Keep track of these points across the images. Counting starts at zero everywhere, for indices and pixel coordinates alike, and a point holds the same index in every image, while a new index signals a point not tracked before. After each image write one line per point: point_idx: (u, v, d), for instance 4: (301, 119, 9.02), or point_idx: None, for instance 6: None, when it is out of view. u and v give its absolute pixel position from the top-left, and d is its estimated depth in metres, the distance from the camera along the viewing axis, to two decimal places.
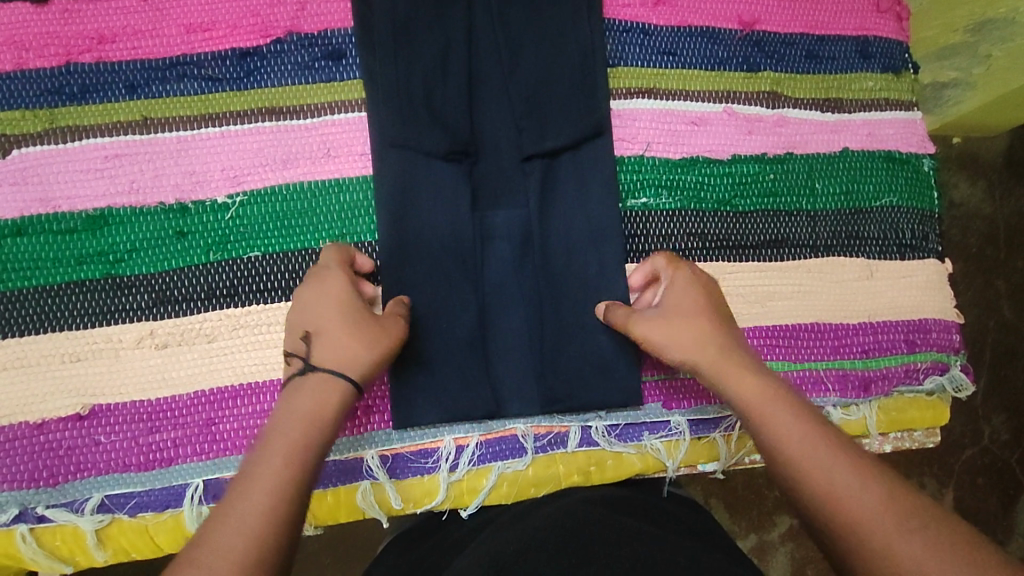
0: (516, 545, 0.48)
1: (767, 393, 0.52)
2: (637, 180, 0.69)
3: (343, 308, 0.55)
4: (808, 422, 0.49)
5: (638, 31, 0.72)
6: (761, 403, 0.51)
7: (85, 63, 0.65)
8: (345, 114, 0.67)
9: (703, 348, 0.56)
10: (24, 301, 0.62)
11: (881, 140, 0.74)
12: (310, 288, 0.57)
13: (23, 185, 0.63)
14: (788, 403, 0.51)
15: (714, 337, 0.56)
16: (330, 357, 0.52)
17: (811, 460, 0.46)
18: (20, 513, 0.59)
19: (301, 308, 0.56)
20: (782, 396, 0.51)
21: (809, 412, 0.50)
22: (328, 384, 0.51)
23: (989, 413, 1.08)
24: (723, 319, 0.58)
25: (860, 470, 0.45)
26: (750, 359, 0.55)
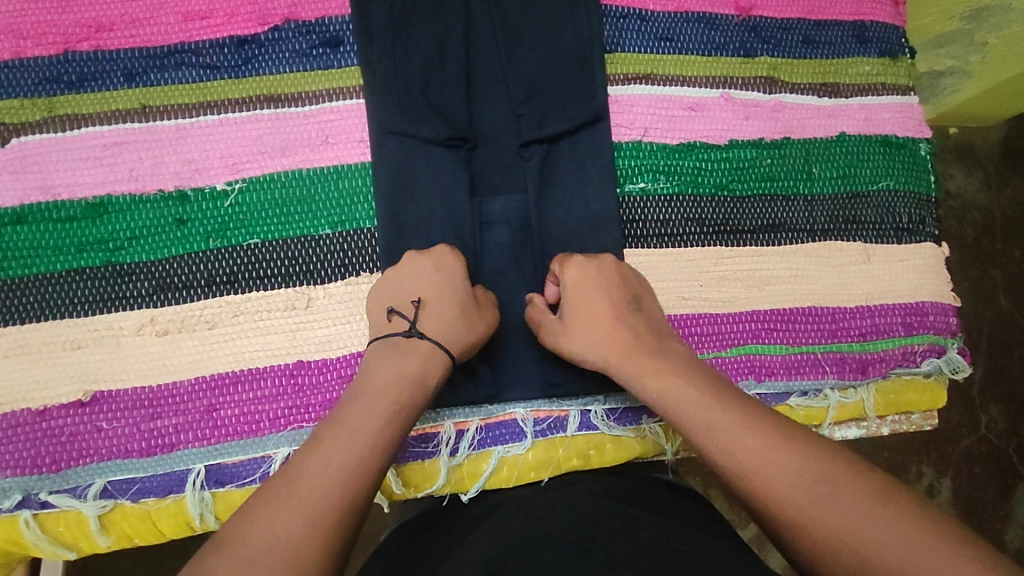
0: (521, 534, 0.48)
1: (673, 387, 0.54)
2: (635, 166, 0.69)
3: (453, 290, 0.59)
4: (711, 405, 0.51)
5: (636, 17, 0.72)
6: (695, 401, 0.52)
7: (83, 51, 0.65)
8: (343, 101, 0.67)
9: (608, 351, 0.58)
10: (24, 288, 0.62)
11: (878, 125, 0.75)
12: (417, 264, 0.60)
13: (23, 173, 0.63)
14: (689, 389, 0.53)
15: (614, 334, 0.58)
16: (438, 333, 0.57)
17: (718, 443, 0.49)
18: (24, 499, 0.59)
19: (404, 280, 0.60)
20: (686, 386, 0.53)
21: (705, 388, 0.53)
22: (434, 355, 0.55)
23: (986, 401, 1.08)
24: (622, 307, 0.60)
25: (763, 440, 0.48)
26: (648, 344, 0.58)
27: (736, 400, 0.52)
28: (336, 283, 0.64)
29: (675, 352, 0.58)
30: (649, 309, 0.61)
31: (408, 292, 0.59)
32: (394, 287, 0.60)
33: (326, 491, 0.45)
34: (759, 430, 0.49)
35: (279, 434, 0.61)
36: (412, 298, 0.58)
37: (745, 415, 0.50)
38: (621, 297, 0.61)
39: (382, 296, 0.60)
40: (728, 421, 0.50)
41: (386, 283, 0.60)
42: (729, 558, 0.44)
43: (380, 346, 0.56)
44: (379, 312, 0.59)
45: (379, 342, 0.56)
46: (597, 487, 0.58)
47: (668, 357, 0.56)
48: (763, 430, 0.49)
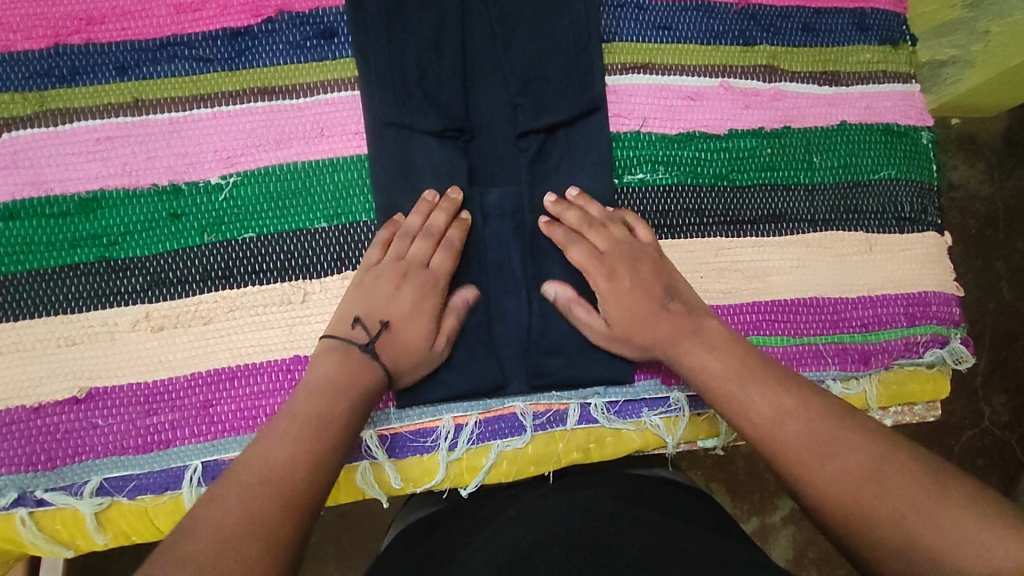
0: (525, 537, 0.47)
1: (717, 371, 0.57)
2: (634, 156, 0.69)
3: (417, 327, 0.60)
4: (747, 384, 0.56)
5: (633, 6, 0.71)
6: (720, 374, 0.57)
7: (74, 44, 0.64)
8: (338, 93, 0.66)
9: (647, 337, 0.61)
10: (18, 284, 0.61)
11: (879, 114, 0.74)
12: (401, 272, 0.61)
13: (14, 168, 0.63)
14: (729, 369, 0.57)
15: (656, 321, 0.61)
16: (392, 361, 0.59)
17: (742, 411, 0.55)
18: (19, 498, 0.59)
19: (379, 291, 0.60)
20: (726, 367, 0.57)
21: (740, 365, 0.57)
22: (379, 383, 0.57)
23: (989, 394, 1.07)
24: (653, 293, 0.62)
25: (789, 409, 0.53)
26: (686, 327, 0.60)
27: (767, 374, 0.56)
28: (332, 277, 0.64)
29: (709, 327, 0.60)
30: (677, 279, 0.64)
31: (378, 302, 0.60)
32: (369, 292, 0.60)
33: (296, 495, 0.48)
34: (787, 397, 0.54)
35: None
36: (381, 314, 0.60)
37: (777, 389, 0.55)
38: (647, 282, 0.62)
39: (355, 298, 0.60)
40: (761, 398, 0.55)
41: (364, 287, 0.61)
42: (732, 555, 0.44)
43: (336, 343, 0.57)
44: (344, 311, 0.60)
45: (335, 344, 0.57)
46: (599, 487, 0.57)
47: (704, 338, 0.59)
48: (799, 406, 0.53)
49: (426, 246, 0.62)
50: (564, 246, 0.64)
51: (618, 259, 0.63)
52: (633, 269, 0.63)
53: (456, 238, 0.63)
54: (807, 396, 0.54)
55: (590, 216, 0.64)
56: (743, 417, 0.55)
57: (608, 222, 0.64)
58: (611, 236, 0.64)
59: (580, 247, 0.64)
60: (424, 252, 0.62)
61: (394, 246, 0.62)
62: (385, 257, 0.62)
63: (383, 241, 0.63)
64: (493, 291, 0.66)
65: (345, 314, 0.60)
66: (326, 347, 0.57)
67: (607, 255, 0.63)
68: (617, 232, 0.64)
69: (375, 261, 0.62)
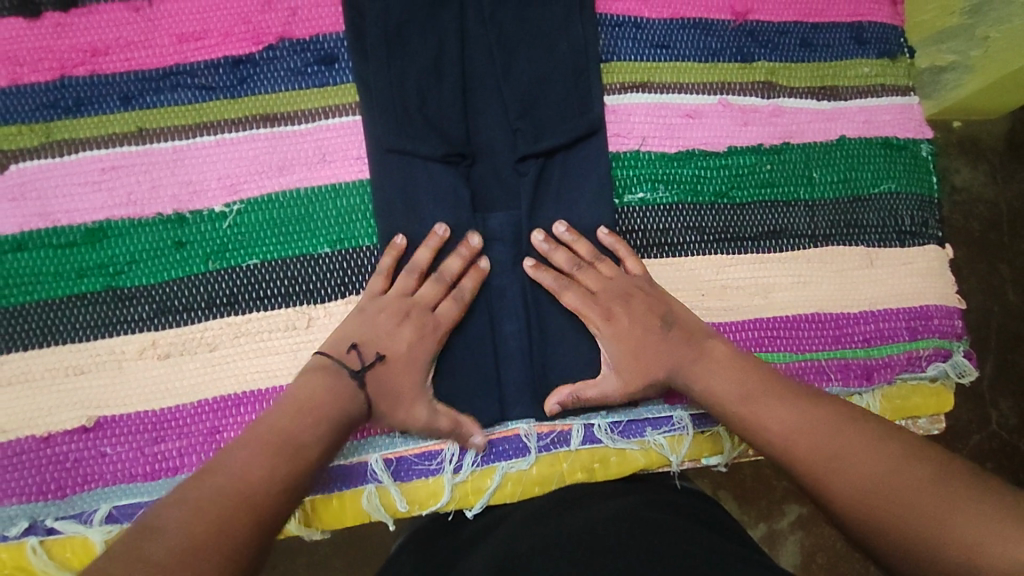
0: (532, 558, 0.48)
1: (728, 389, 0.58)
2: (633, 175, 0.69)
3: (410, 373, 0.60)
4: (756, 399, 0.56)
5: (630, 25, 0.71)
6: (736, 393, 0.58)
7: (79, 76, 0.65)
8: (339, 118, 0.67)
9: (649, 359, 0.62)
10: (27, 315, 0.62)
11: (878, 127, 0.74)
12: (403, 309, 0.61)
13: (22, 201, 0.63)
14: (734, 387, 0.58)
15: (658, 349, 0.62)
16: (379, 392, 0.58)
17: (759, 422, 0.55)
18: (30, 526, 0.60)
19: (379, 324, 0.61)
20: (734, 388, 0.58)
21: (749, 379, 0.58)
22: (360, 413, 0.57)
23: (996, 398, 1.07)
24: (652, 321, 0.62)
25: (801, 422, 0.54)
26: (689, 349, 0.61)
27: (777, 389, 0.57)
28: (337, 302, 0.64)
29: (714, 349, 0.61)
30: (676, 303, 0.64)
31: (376, 335, 0.60)
32: (370, 321, 0.61)
33: (276, 503, 0.49)
34: (785, 403, 0.56)
35: None
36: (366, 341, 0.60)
37: (787, 404, 0.55)
38: (646, 313, 0.63)
39: (355, 322, 0.61)
40: (773, 411, 0.55)
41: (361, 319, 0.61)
42: (731, 563, 0.44)
43: (325, 363, 0.58)
44: (341, 333, 0.60)
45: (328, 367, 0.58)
46: (603, 502, 0.58)
47: (711, 360, 0.60)
48: (810, 415, 0.54)
49: (434, 291, 0.63)
50: (560, 294, 0.64)
51: (612, 297, 0.63)
52: (628, 305, 0.63)
53: (468, 288, 0.64)
54: (814, 409, 0.55)
55: (579, 258, 0.65)
56: (758, 432, 0.55)
57: (596, 261, 0.65)
58: (602, 277, 0.64)
59: (574, 292, 0.64)
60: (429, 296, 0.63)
61: (403, 283, 0.63)
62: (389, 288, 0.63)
63: (389, 269, 0.63)
64: (497, 312, 0.66)
65: (340, 338, 0.60)
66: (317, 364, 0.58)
67: (600, 296, 0.64)
68: (607, 271, 0.65)
69: (381, 293, 0.62)
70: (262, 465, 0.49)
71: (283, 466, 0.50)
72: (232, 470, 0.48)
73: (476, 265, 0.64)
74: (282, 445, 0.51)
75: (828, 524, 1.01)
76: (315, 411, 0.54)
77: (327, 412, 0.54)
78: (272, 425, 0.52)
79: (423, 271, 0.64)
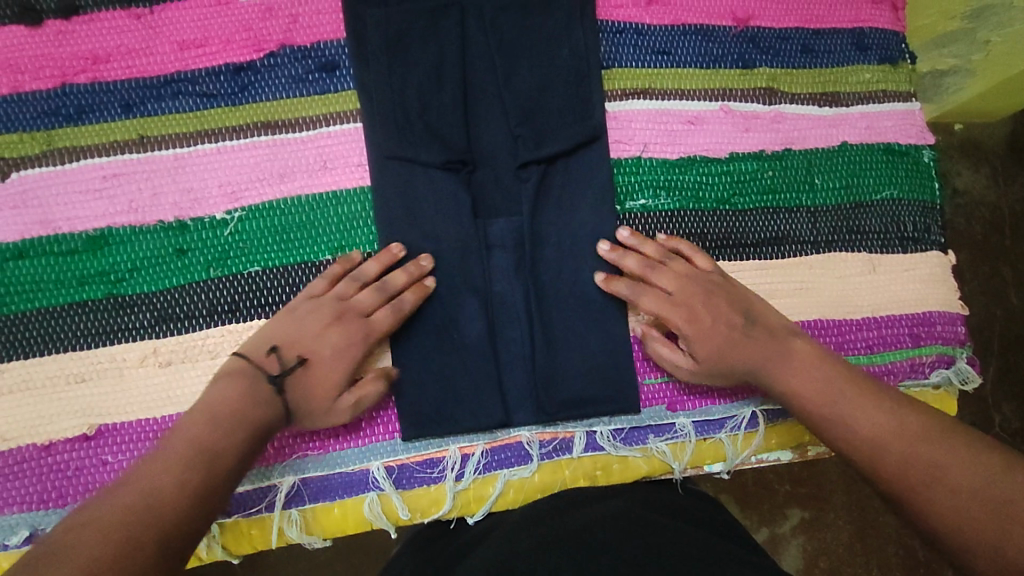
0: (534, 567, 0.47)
1: (812, 390, 0.57)
2: (635, 182, 0.69)
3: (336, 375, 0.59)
4: (845, 399, 0.56)
5: (632, 31, 0.71)
6: (822, 396, 0.57)
7: (80, 83, 0.65)
8: (340, 125, 0.67)
9: (733, 355, 0.61)
10: (28, 323, 0.62)
11: (880, 134, 0.74)
12: (337, 313, 0.60)
13: (23, 208, 0.63)
14: (821, 388, 0.57)
15: (742, 350, 0.61)
16: (300, 397, 0.58)
17: (848, 420, 0.55)
18: (31, 535, 0.60)
19: (309, 327, 0.59)
20: (819, 390, 0.57)
21: (834, 380, 0.57)
22: (280, 418, 0.56)
23: (998, 401, 1.07)
24: (732, 319, 0.62)
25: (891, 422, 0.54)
26: (772, 351, 0.60)
27: (862, 388, 0.56)
28: None
29: (796, 349, 0.60)
30: (753, 300, 0.64)
31: (302, 337, 0.59)
32: (299, 324, 0.59)
33: None
34: (872, 406, 0.55)
35: (283, 463, 0.62)
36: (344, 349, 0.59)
37: (874, 404, 0.55)
38: (726, 311, 0.62)
39: (282, 323, 0.60)
40: (858, 414, 0.55)
41: (284, 322, 0.60)
42: (725, 563, 0.44)
43: (243, 367, 0.57)
44: (265, 336, 0.59)
45: (246, 372, 0.57)
46: (600, 502, 0.58)
47: (794, 362, 0.59)
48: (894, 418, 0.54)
49: (372, 298, 0.61)
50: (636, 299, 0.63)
51: (691, 296, 0.63)
52: (709, 304, 0.62)
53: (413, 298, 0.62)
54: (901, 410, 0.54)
55: (649, 260, 0.64)
56: (841, 433, 0.55)
57: (668, 261, 0.64)
58: (677, 276, 0.63)
59: (652, 294, 0.63)
60: (369, 304, 0.61)
61: (342, 286, 0.61)
62: (328, 291, 0.62)
63: (335, 276, 0.62)
64: (499, 319, 0.66)
65: (263, 341, 0.59)
66: (233, 370, 0.57)
67: (677, 295, 0.63)
68: (680, 268, 0.64)
69: (320, 294, 0.61)
70: (176, 472, 0.47)
71: (200, 474, 0.48)
72: (147, 477, 0.47)
73: (421, 282, 0.63)
74: (198, 452, 0.49)
75: (830, 528, 1.01)
76: (232, 417, 0.53)
77: (244, 417, 0.53)
78: (187, 434, 0.51)
79: (369, 280, 0.62)
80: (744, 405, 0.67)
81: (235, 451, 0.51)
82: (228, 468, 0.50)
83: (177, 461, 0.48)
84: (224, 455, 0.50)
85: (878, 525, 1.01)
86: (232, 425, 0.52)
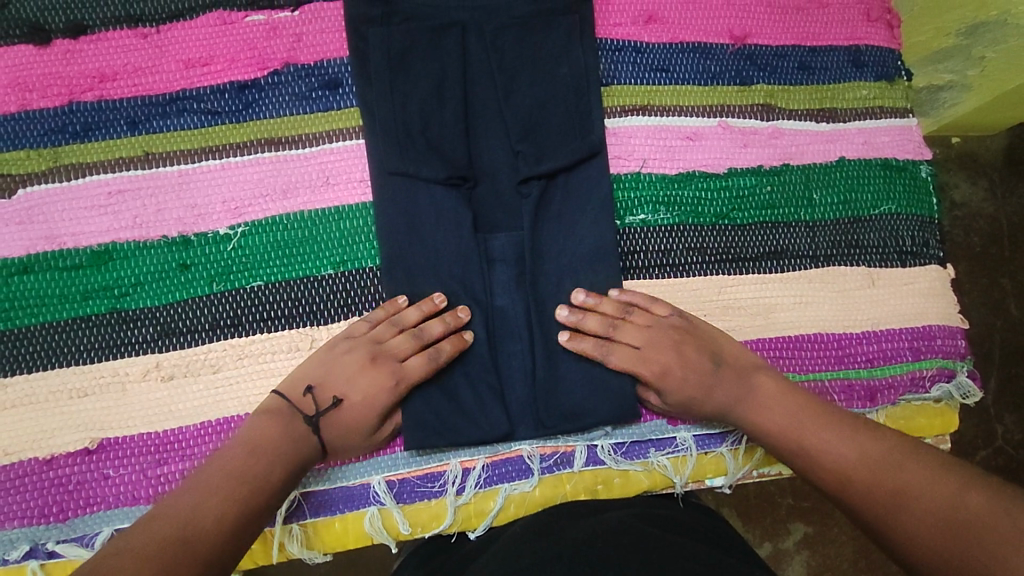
0: None
1: (780, 422, 0.59)
2: (634, 197, 0.70)
3: (366, 415, 0.59)
4: (814, 430, 0.57)
5: (630, 50, 0.72)
6: (794, 427, 0.58)
7: (87, 101, 0.66)
8: (343, 141, 0.67)
9: (699, 398, 0.62)
10: (31, 338, 0.63)
11: (877, 149, 0.75)
12: (372, 356, 0.60)
13: (29, 224, 0.64)
14: (788, 420, 0.59)
15: (711, 392, 0.62)
16: (332, 437, 0.58)
17: (820, 448, 0.56)
18: (31, 550, 0.60)
19: (343, 369, 0.60)
20: (789, 422, 0.58)
21: (800, 412, 0.59)
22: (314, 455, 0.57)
23: (1001, 413, 1.07)
24: (700, 365, 0.62)
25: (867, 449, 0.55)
26: (739, 386, 0.62)
27: (828, 416, 0.58)
28: (340, 323, 0.65)
29: (761, 384, 0.61)
30: (718, 338, 0.65)
31: (338, 378, 0.60)
32: (334, 365, 0.60)
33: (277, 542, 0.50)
34: (845, 435, 0.56)
35: None
36: (378, 387, 0.60)
37: (841, 431, 0.57)
38: (694, 359, 0.62)
39: (318, 362, 0.61)
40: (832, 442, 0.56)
41: (323, 361, 0.61)
42: None
43: (280, 406, 0.58)
44: (302, 376, 0.60)
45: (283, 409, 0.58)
46: (600, 515, 0.59)
47: (757, 398, 0.61)
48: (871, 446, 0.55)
49: (408, 344, 0.61)
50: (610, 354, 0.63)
51: (659, 347, 0.63)
52: (677, 355, 0.63)
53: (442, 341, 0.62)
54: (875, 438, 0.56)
55: (611, 318, 0.64)
56: (812, 462, 0.56)
57: (628, 315, 0.64)
58: (640, 330, 0.63)
59: (618, 351, 0.63)
60: (404, 349, 0.61)
61: (381, 330, 0.62)
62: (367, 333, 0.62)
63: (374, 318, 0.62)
64: (502, 334, 0.66)
65: (299, 379, 0.60)
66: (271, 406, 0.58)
67: (645, 348, 0.63)
68: (644, 320, 0.64)
69: (357, 335, 0.62)
70: (216, 507, 0.48)
71: (239, 508, 0.49)
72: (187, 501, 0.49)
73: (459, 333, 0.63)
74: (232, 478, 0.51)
75: (835, 543, 1.00)
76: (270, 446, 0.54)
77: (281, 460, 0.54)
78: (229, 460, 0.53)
79: (409, 326, 0.62)
80: None
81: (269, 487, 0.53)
82: (263, 502, 0.51)
83: (218, 494, 0.49)
84: (263, 492, 0.52)
85: None
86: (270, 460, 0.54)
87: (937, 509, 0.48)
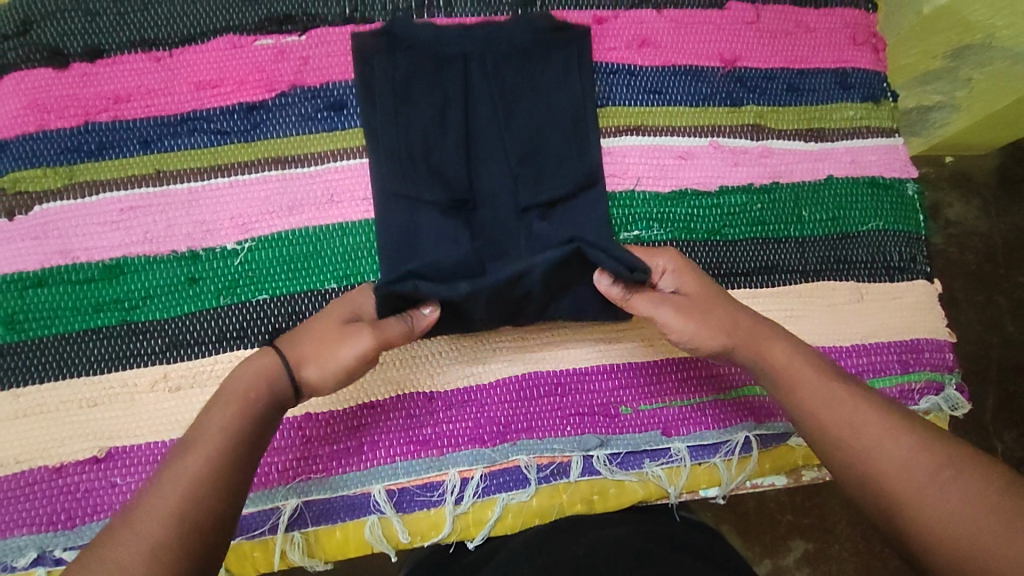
0: None
1: (807, 374, 0.56)
2: (628, 214, 0.72)
3: (328, 321, 0.59)
4: (851, 408, 0.52)
5: (625, 72, 0.75)
6: (825, 388, 0.54)
7: (102, 121, 0.69)
8: (347, 160, 0.70)
9: (715, 304, 0.61)
10: (44, 349, 0.65)
11: (864, 168, 0.77)
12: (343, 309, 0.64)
13: (44, 239, 0.66)
14: (822, 379, 0.55)
15: (728, 310, 0.61)
16: (295, 346, 0.57)
17: (851, 414, 0.52)
18: (39, 556, 0.62)
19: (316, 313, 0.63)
20: (824, 387, 0.54)
21: (835, 380, 0.55)
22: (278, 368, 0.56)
23: (999, 429, 1.08)
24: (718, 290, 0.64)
25: (904, 435, 0.50)
26: (771, 335, 0.59)
27: (863, 392, 0.54)
28: None
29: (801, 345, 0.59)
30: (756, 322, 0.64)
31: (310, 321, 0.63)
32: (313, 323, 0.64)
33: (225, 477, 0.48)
34: (883, 423, 0.51)
35: (287, 485, 0.64)
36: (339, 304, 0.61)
37: (877, 414, 0.52)
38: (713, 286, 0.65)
39: None
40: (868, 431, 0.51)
41: None
42: None
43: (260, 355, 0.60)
44: None
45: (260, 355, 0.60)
46: (598, 530, 0.60)
47: (773, 332, 0.60)
48: (907, 439, 0.49)
49: None
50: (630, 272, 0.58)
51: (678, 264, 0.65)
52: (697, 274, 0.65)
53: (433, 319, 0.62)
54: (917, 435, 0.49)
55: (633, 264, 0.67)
56: (844, 433, 0.52)
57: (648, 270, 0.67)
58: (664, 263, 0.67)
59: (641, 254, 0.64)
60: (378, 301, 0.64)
61: None
62: None
63: None
64: (501, 346, 0.68)
65: None
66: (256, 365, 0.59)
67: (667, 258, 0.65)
68: None
69: None
70: (170, 465, 0.48)
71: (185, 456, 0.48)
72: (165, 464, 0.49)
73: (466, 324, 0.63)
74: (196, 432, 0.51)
75: (835, 560, 1.01)
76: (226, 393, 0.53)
77: (250, 426, 0.51)
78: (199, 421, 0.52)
79: None
80: (737, 430, 0.69)
81: (244, 464, 0.50)
82: (215, 440, 0.49)
83: (175, 453, 0.49)
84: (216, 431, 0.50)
85: (884, 557, 1.01)
86: (241, 423, 0.51)
87: (946, 520, 0.44)
